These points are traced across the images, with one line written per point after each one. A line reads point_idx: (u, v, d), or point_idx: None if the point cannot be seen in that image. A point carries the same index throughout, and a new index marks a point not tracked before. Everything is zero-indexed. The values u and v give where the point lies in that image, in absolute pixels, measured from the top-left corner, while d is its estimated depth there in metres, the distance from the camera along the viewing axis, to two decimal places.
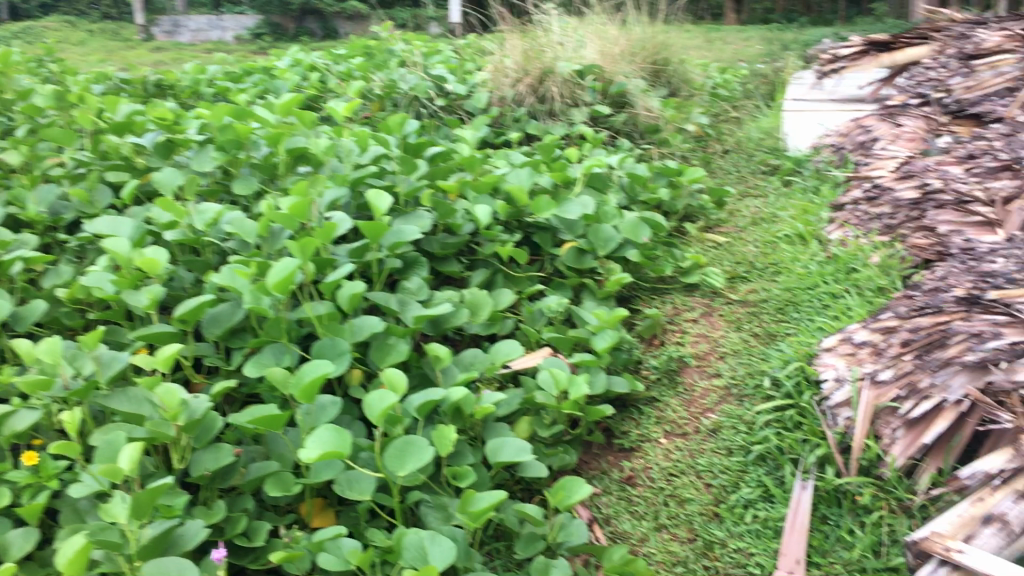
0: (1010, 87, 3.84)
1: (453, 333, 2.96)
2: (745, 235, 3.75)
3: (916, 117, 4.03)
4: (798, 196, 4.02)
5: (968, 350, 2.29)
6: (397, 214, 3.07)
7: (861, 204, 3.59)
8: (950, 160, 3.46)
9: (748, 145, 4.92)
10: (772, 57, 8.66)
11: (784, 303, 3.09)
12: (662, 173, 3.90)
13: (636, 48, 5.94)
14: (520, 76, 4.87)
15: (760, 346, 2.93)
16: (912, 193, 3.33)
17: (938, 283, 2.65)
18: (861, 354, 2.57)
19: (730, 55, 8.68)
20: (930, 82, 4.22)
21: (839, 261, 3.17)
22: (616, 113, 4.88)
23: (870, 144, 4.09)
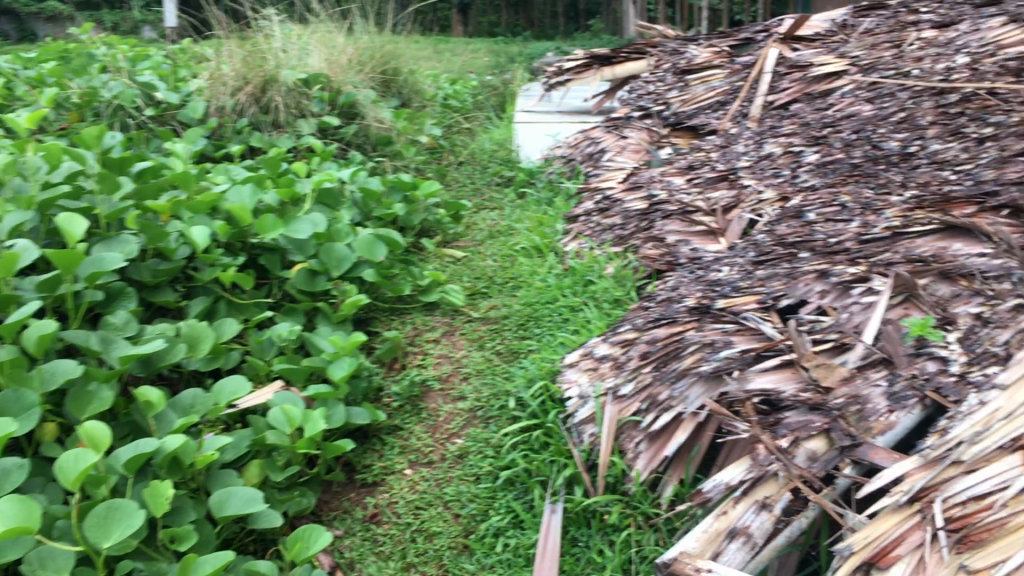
0: (721, 101, 4.02)
1: (170, 371, 2.65)
2: (484, 246, 3.79)
3: (638, 129, 4.14)
4: (536, 210, 4.07)
5: (702, 360, 2.27)
6: (97, 239, 2.70)
7: (593, 215, 3.60)
8: (672, 171, 3.57)
9: (483, 153, 5.10)
10: (500, 70, 8.85)
11: (525, 319, 3.04)
12: (396, 187, 3.75)
13: (364, 57, 5.77)
14: (240, 85, 4.53)
15: (504, 365, 2.86)
16: (640, 204, 3.40)
17: (670, 293, 2.68)
18: (603, 369, 2.52)
19: (460, 67, 8.76)
20: (650, 94, 4.33)
21: (577, 274, 3.17)
22: (345, 124, 4.70)
23: (597, 154, 4.16)
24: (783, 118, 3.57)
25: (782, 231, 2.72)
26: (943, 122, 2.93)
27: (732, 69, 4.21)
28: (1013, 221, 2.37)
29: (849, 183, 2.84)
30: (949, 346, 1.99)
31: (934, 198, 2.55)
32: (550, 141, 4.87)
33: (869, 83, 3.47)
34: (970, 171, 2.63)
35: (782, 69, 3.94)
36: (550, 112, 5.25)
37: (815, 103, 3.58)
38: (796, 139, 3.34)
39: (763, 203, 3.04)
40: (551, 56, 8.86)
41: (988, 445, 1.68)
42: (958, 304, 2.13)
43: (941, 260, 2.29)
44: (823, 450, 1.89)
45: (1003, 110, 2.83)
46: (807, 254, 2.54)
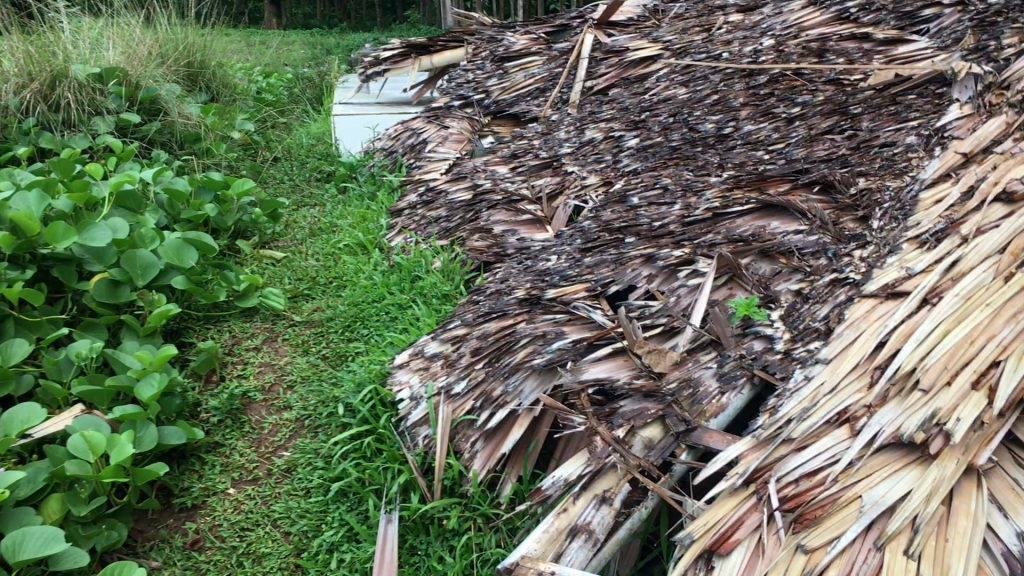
0: (540, 87, 3.99)
1: None
2: (306, 246, 3.61)
3: (459, 119, 4.06)
4: (360, 207, 3.91)
5: (534, 353, 2.21)
6: None
7: (417, 208, 3.48)
8: (496, 160, 3.51)
9: (302, 150, 4.93)
10: (316, 62, 8.60)
11: (351, 319, 2.89)
12: (205, 186, 3.52)
13: (166, 50, 5.43)
14: (25, 81, 4.14)
15: (331, 370, 2.71)
16: (465, 194, 3.32)
17: (499, 285, 2.61)
18: (434, 368, 2.43)
19: (274, 60, 8.45)
20: (469, 83, 4.25)
21: (403, 270, 3.05)
22: (147, 121, 4.40)
23: (418, 145, 4.05)
24: (602, 103, 3.58)
25: (608, 216, 2.70)
26: (754, 103, 2.99)
27: (550, 56, 4.19)
28: (824, 198, 2.44)
29: (669, 166, 2.86)
30: (773, 324, 2.03)
31: (750, 178, 2.59)
32: (369, 134, 4.78)
33: (683, 66, 3.53)
34: (782, 150, 2.70)
35: (599, 55, 3.94)
36: (368, 104, 5.15)
37: (632, 87, 3.60)
38: (616, 123, 3.35)
39: (587, 189, 3.03)
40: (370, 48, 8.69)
41: (814, 421, 1.73)
42: (778, 282, 2.18)
43: (760, 240, 2.33)
44: (658, 438, 1.87)
45: (808, 90, 2.92)
46: (633, 239, 2.53)
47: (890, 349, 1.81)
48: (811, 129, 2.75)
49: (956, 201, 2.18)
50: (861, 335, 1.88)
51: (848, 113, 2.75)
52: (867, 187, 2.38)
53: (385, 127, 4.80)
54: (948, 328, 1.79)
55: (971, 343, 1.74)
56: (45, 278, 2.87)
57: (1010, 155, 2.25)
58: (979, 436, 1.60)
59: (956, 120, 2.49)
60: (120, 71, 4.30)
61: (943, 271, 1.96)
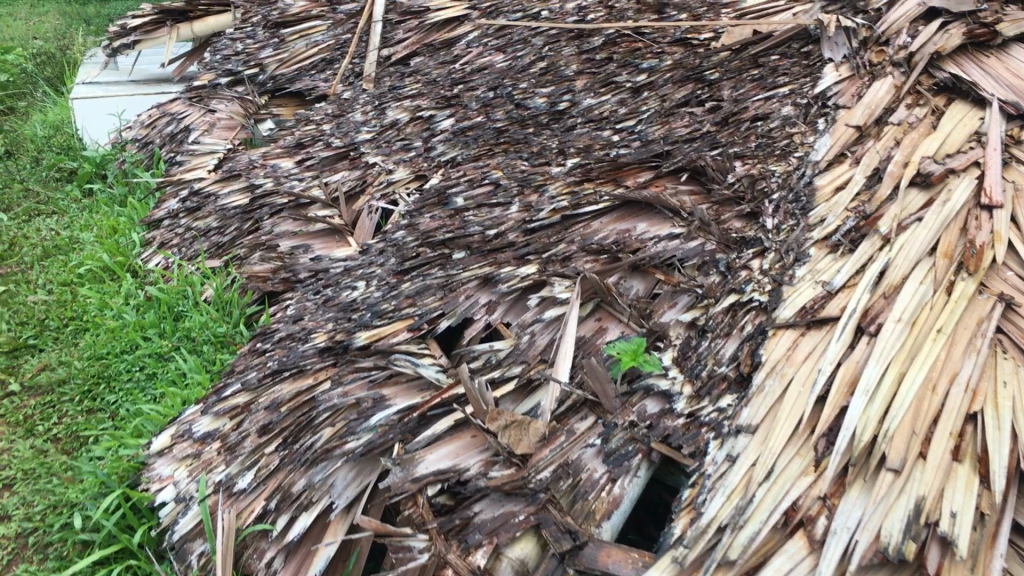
0: (326, 59, 3.30)
1: None
2: (38, 275, 2.83)
3: (229, 100, 3.32)
4: (111, 218, 3.13)
5: (346, 434, 1.62)
6: None
7: (179, 218, 2.76)
8: (277, 151, 2.83)
9: (40, 147, 4.05)
10: (58, 33, 7.42)
11: (90, 381, 2.17)
12: None
13: None
14: None
15: (63, 458, 2.00)
16: (240, 198, 2.64)
17: (290, 325, 1.98)
18: (208, 454, 1.78)
19: (8, 31, 7.22)
20: (239, 55, 3.48)
21: (162, 306, 2.37)
22: None
23: (180, 135, 3.29)
24: (403, 76, 2.95)
25: (425, 223, 2.12)
26: (591, 71, 2.47)
27: (336, 19, 3.50)
28: (694, 189, 1.97)
29: (496, 153, 2.31)
30: (668, 375, 1.50)
31: (602, 167, 2.07)
32: (113, 123, 3.94)
33: (496, 28, 2.97)
34: (633, 130, 2.19)
35: (394, 17, 3.29)
36: (121, 83, 4.30)
37: (437, 55, 2.99)
38: (424, 100, 2.74)
39: (395, 186, 2.45)
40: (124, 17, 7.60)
41: (756, 530, 1.21)
42: (662, 310, 1.66)
43: (626, 248, 1.82)
44: (536, 560, 1.34)
45: (653, 53, 2.43)
46: (463, 254, 1.96)
47: (833, 407, 1.30)
48: (664, 101, 2.25)
49: (863, 188, 1.74)
50: (789, 388, 1.37)
51: (704, 79, 2.28)
52: (748, 172, 1.90)
53: (134, 113, 3.94)
54: (901, 371, 1.30)
55: (934, 391, 1.27)
56: None
57: (910, 126, 1.83)
58: (982, 535, 1.14)
59: (835, 83, 2.06)
60: None
61: (870, 287, 1.48)
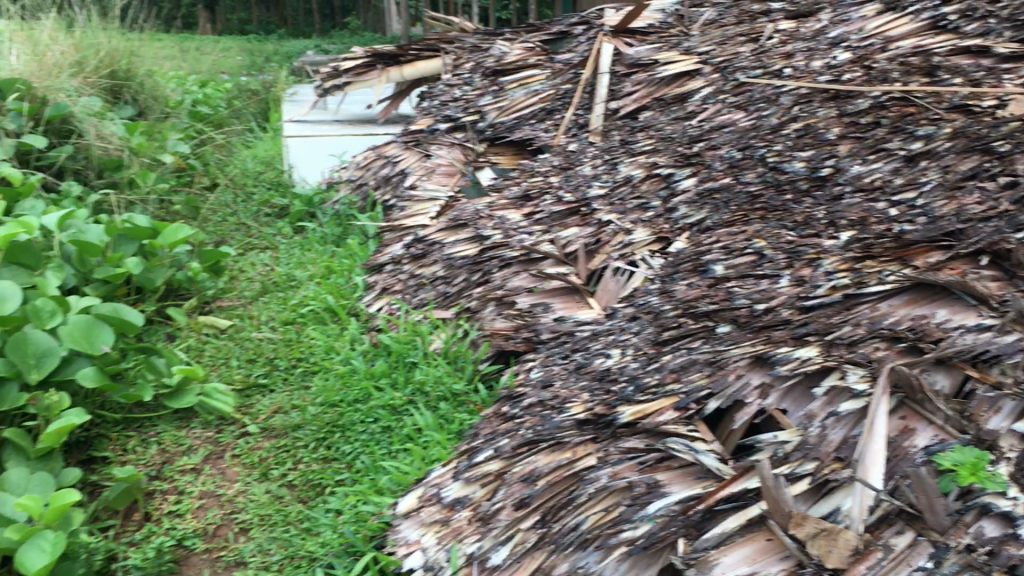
0: (547, 109, 3.24)
1: None
2: (261, 311, 2.84)
3: (448, 146, 3.29)
4: (328, 261, 3.15)
5: (619, 520, 1.49)
6: None
7: (403, 264, 2.73)
8: (502, 201, 2.78)
9: (250, 182, 4.17)
10: (254, 71, 7.78)
11: (326, 429, 2.12)
12: (126, 234, 2.76)
13: (84, 55, 4.63)
14: None
15: (299, 507, 1.95)
16: (468, 249, 2.59)
17: (539, 391, 1.88)
18: (457, 522, 1.69)
19: (211, 66, 7.63)
20: (457, 101, 3.48)
21: (393, 355, 2.32)
22: (58, 143, 3.63)
23: (398, 179, 3.30)
24: (634, 131, 2.84)
25: (682, 290, 1.99)
26: (856, 135, 2.27)
27: (555, 69, 3.45)
28: (997, 274, 1.65)
29: (752, 219, 2.16)
30: (1009, 494, 1.25)
31: (886, 244, 1.86)
32: (333, 162, 4.03)
33: (733, 84, 2.80)
34: (913, 204, 1.97)
35: (621, 69, 3.20)
36: (329, 122, 4.43)
37: (669, 110, 2.87)
38: (661, 157, 2.63)
39: (634, 247, 2.34)
40: (314, 58, 7.91)
41: None
42: (983, 414, 1.39)
43: (926, 337, 1.57)
44: None
45: (927, 119, 2.18)
46: (728, 327, 1.82)
47: None
48: (945, 172, 1.99)
49: None
50: None
51: (992, 150, 1.96)
52: None
53: (355, 153, 4.03)
54: None
55: None
56: None
57: None
58: None
59: None
60: (20, 83, 3.53)
61: None
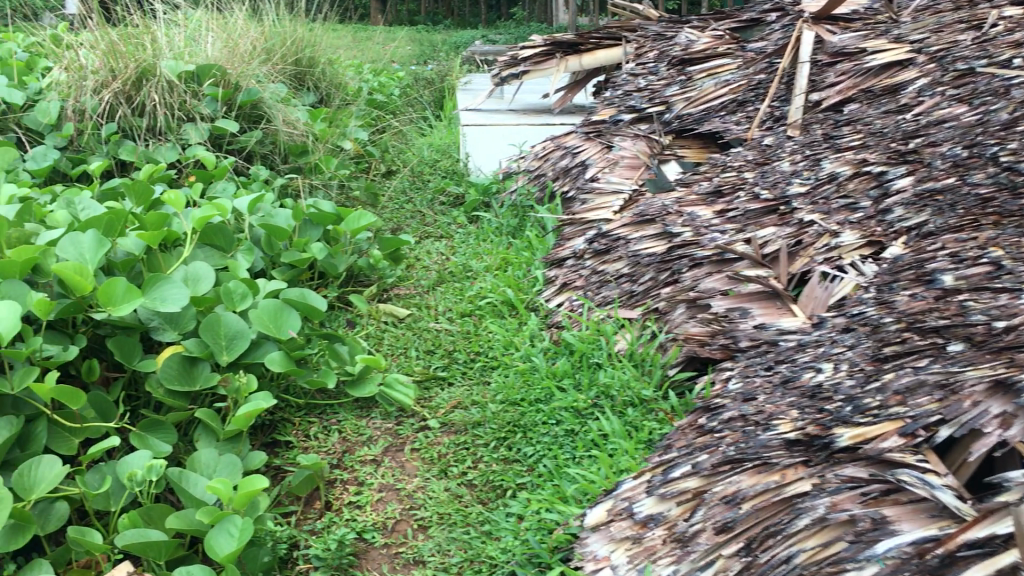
0: (739, 99, 3.07)
1: None
2: (438, 302, 2.80)
3: (633, 138, 3.16)
4: (505, 253, 3.08)
5: (841, 558, 1.34)
6: None
7: (585, 259, 2.62)
8: (691, 196, 2.63)
9: (425, 168, 4.17)
10: (424, 60, 7.89)
11: (507, 428, 2.05)
12: (312, 219, 2.78)
13: (272, 44, 4.77)
14: (105, 79, 3.54)
15: (479, 508, 1.88)
16: (656, 246, 2.46)
17: (741, 405, 1.74)
18: (651, 541, 1.57)
19: (384, 54, 7.77)
20: (641, 91, 3.34)
21: (577, 355, 2.23)
22: (248, 128, 3.74)
23: (577, 171, 3.20)
24: (838, 125, 2.63)
25: (903, 302, 1.78)
26: None
27: (747, 57, 3.26)
28: None
29: (982, 224, 1.92)
30: None
31: None
32: (512, 152, 3.97)
33: (953, 75, 2.52)
34: None
35: (822, 58, 2.97)
36: (505, 111, 4.39)
37: (878, 103, 2.64)
38: (871, 154, 2.39)
39: (842, 250, 2.15)
40: (483, 48, 7.94)
41: None
42: None
43: None
44: None
45: None
46: (961, 346, 1.57)
47: None
48: None
49: None
50: None
51: None
52: None
53: (534, 143, 3.97)
54: None
55: None
56: (98, 353, 2.15)
57: None
58: None
59: None
60: (216, 69, 3.65)
61: None
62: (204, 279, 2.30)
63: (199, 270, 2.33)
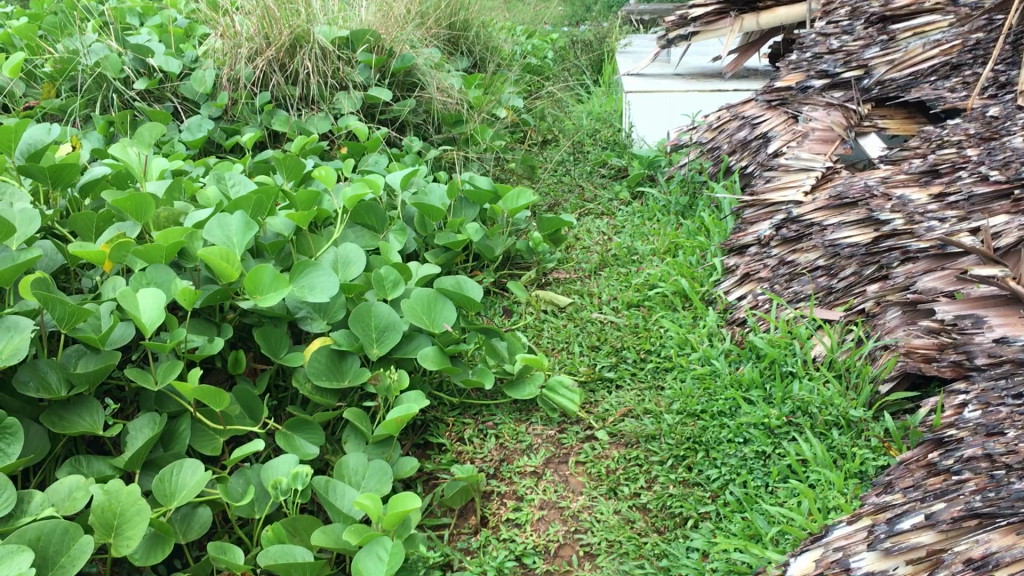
0: (952, 62, 2.68)
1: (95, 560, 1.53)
2: (603, 289, 2.56)
3: (824, 107, 2.82)
4: (674, 236, 2.81)
5: None
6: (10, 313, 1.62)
7: (771, 247, 2.32)
8: (899, 176, 2.28)
9: (584, 137, 3.91)
10: (575, 20, 7.61)
11: (686, 444, 1.78)
12: (467, 198, 2.59)
13: (426, 7, 4.60)
14: (259, 46, 3.44)
15: (656, 537, 1.62)
16: (859, 235, 2.13)
17: (986, 441, 1.42)
18: None
19: (536, 13, 7.53)
20: (834, 54, 2.97)
21: (766, 362, 1.94)
22: (402, 97, 3.59)
23: (761, 145, 2.89)
24: None
25: None
26: None
27: (962, 13, 2.82)
28: None
29: None
30: None
31: None
32: (682, 122, 3.68)
33: None
34: None
35: None
36: (671, 77, 4.09)
37: None
38: None
39: None
40: (635, 7, 7.60)
41: None
42: None
43: None
44: None
45: None
46: None
47: None
48: None
49: None
50: None
51: None
52: None
53: (707, 112, 3.66)
54: None
55: None
56: (244, 343, 2.03)
57: None
58: None
59: None
60: (370, 35, 3.51)
61: None
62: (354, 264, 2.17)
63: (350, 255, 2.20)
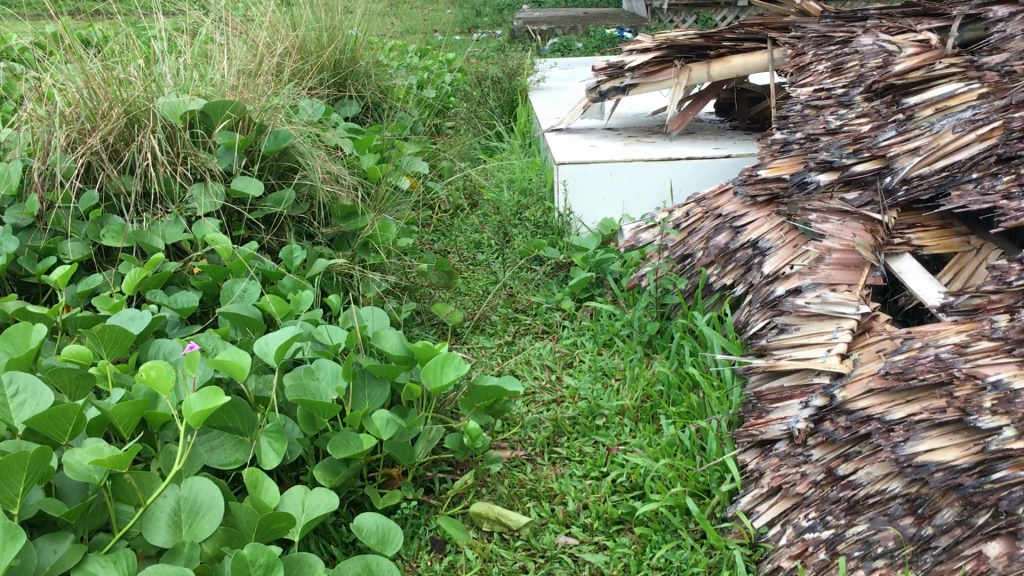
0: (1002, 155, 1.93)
1: None
2: (570, 493, 1.84)
3: (835, 212, 2.15)
4: (649, 389, 2.12)
5: None
6: None
7: (808, 447, 1.64)
8: (978, 344, 1.57)
9: (506, 219, 3.18)
10: (467, 35, 6.92)
11: None
12: (372, 371, 1.83)
13: (303, 47, 3.80)
14: (81, 130, 2.61)
15: None
16: (951, 452, 1.44)
17: None
18: None
19: (424, 27, 6.79)
20: (835, 136, 2.27)
21: None
22: (276, 184, 2.79)
23: (754, 259, 2.21)
24: None
25: None
26: None
27: (999, 82, 2.07)
28: None
29: None
30: None
31: None
32: (629, 202, 3.00)
33: None
34: None
35: None
36: (606, 135, 3.41)
37: None
38: None
39: None
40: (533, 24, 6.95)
41: None
42: None
43: None
44: None
45: None
46: None
47: None
48: None
49: None
50: None
51: None
52: None
53: (660, 186, 3.00)
54: None
55: None
56: None
57: None
58: None
59: None
60: (231, 108, 2.67)
61: None
62: (209, 514, 1.50)
63: (200, 497, 1.52)
